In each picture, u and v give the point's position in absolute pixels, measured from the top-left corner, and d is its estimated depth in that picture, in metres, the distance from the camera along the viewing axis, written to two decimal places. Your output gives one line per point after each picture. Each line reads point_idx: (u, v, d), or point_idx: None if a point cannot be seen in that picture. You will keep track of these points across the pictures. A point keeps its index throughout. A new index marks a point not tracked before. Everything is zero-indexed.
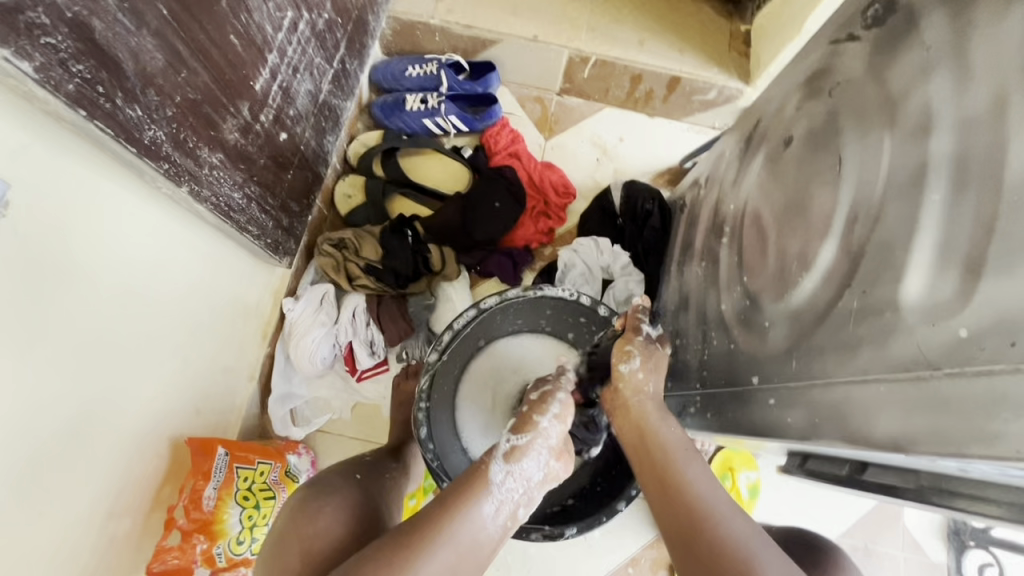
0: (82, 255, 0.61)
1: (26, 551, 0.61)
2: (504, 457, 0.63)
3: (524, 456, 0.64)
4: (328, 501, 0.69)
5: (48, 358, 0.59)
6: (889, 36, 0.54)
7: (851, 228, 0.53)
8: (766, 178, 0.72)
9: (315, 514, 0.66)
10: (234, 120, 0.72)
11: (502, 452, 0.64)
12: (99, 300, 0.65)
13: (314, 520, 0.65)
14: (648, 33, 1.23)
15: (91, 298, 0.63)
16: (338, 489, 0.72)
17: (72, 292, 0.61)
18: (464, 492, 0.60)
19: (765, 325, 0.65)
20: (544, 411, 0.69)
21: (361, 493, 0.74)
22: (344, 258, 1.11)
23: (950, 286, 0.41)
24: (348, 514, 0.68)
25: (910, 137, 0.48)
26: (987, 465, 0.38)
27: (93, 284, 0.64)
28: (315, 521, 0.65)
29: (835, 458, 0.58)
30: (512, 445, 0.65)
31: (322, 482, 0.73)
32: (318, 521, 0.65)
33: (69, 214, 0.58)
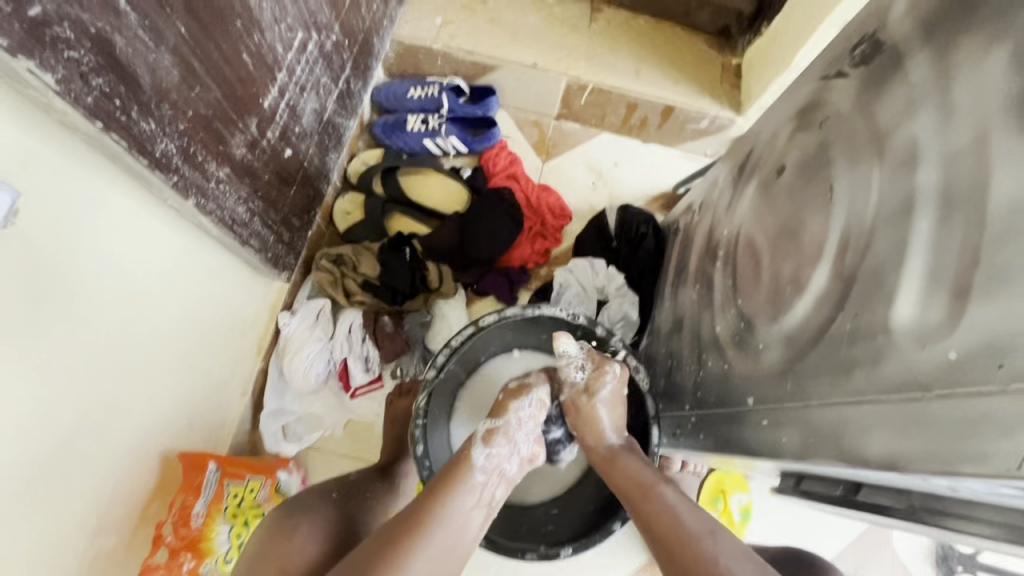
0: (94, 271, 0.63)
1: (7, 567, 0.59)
2: (483, 440, 0.69)
3: (499, 438, 0.69)
4: (308, 521, 0.69)
5: (46, 368, 0.59)
6: (877, 74, 0.57)
7: (843, 254, 0.55)
8: (759, 205, 0.75)
9: (291, 533, 0.66)
10: (241, 136, 0.74)
11: (482, 436, 0.69)
12: (94, 310, 0.64)
13: (292, 539, 0.65)
14: (642, 63, 1.28)
15: (88, 308, 0.63)
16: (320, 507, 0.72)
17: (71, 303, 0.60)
18: (448, 482, 0.64)
19: (759, 346, 0.66)
20: (521, 400, 0.74)
21: (346, 515, 0.73)
22: (342, 275, 1.12)
23: (939, 310, 0.43)
24: (324, 535, 0.68)
25: (898, 169, 0.50)
26: (977, 483, 0.39)
27: (91, 297, 0.63)
28: (291, 539, 0.65)
29: (829, 478, 0.59)
30: (488, 429, 0.70)
31: (305, 502, 0.72)
32: (294, 541, 0.65)
33: (73, 227, 0.58)
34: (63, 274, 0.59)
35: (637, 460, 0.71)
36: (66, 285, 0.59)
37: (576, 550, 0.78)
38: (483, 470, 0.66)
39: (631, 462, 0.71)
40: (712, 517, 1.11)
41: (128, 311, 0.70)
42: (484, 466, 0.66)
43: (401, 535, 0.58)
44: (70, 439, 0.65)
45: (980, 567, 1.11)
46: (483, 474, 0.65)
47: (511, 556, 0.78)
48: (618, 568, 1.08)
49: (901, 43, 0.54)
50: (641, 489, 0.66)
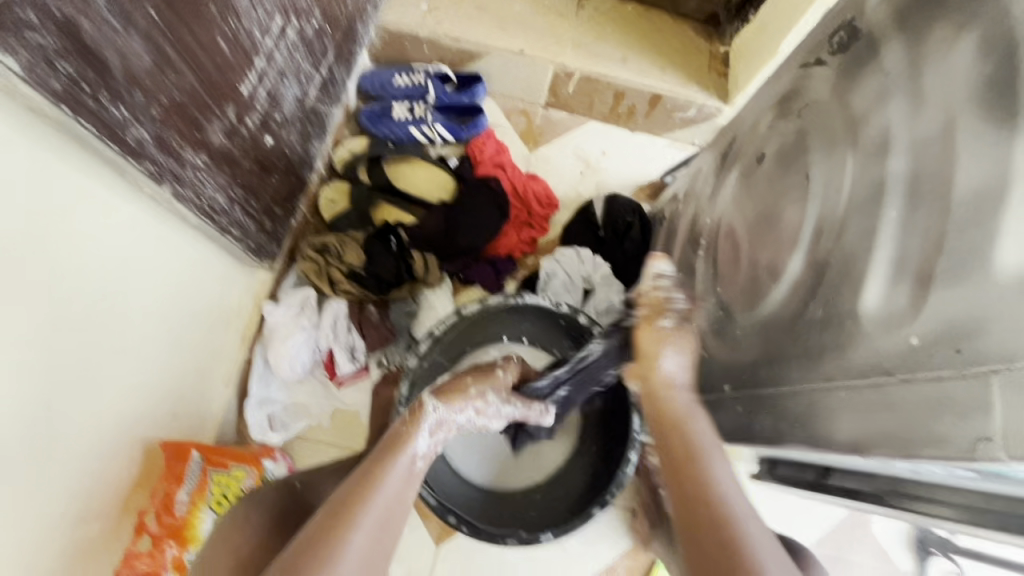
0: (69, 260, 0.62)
1: None
2: (428, 426, 0.68)
3: (446, 417, 0.69)
4: (258, 508, 0.69)
5: (23, 357, 0.59)
6: (853, 62, 0.57)
7: (817, 241, 0.55)
8: (740, 193, 0.75)
9: (242, 522, 0.67)
10: (219, 123, 0.73)
11: (431, 423, 0.68)
12: (69, 298, 0.63)
13: (240, 534, 0.66)
14: (630, 51, 1.27)
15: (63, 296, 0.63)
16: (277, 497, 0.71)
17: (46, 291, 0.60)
18: (383, 462, 0.64)
19: (737, 334, 0.67)
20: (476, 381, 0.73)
21: (308, 503, 0.73)
22: (327, 264, 1.11)
23: (904, 296, 0.43)
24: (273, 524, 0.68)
25: (870, 158, 0.51)
26: (936, 465, 0.40)
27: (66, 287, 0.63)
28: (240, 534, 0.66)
29: (800, 464, 0.60)
30: (437, 415, 0.69)
31: (265, 492, 0.72)
32: (243, 534, 0.66)
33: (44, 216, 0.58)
34: (40, 264, 0.58)
35: (716, 459, 0.62)
36: (44, 274, 0.59)
37: (557, 533, 0.80)
38: (423, 455, 0.66)
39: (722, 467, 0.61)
40: None
41: (107, 299, 0.69)
42: (423, 449, 0.66)
43: (335, 521, 0.57)
44: (49, 428, 0.65)
45: (952, 549, 1.12)
46: (422, 458, 0.66)
47: (494, 542, 0.80)
48: (602, 553, 1.10)
49: (877, 31, 0.54)
50: (687, 470, 0.61)
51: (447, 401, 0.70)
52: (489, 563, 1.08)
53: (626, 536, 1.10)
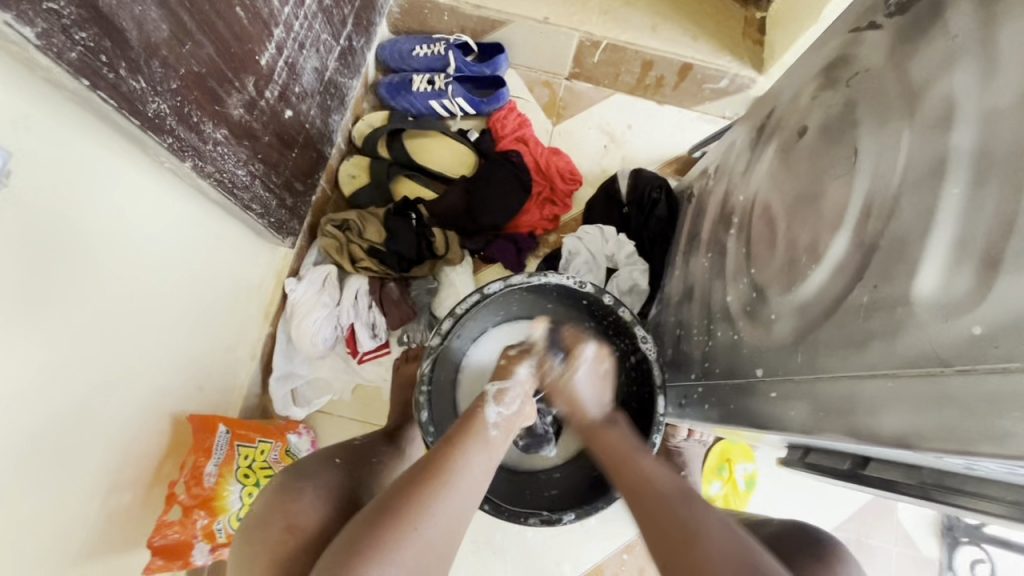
0: (93, 235, 0.62)
1: (25, 521, 0.61)
2: (494, 399, 0.71)
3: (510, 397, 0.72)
4: (309, 482, 0.70)
5: (53, 329, 0.60)
6: (913, 25, 0.52)
7: (865, 221, 0.52)
8: (778, 170, 0.72)
9: (297, 496, 0.68)
10: (238, 96, 0.71)
11: (492, 395, 0.71)
12: (95, 275, 0.64)
13: (294, 505, 0.67)
14: (660, 17, 1.21)
15: (91, 273, 0.63)
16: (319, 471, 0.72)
17: (71, 267, 0.60)
18: (462, 435, 0.66)
19: (772, 317, 0.65)
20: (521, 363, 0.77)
21: (348, 479, 0.74)
22: (348, 240, 1.10)
23: (966, 281, 0.40)
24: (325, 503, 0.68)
25: (929, 130, 0.47)
26: (992, 463, 0.37)
27: (92, 263, 0.63)
28: (292, 508, 0.66)
29: (836, 452, 0.57)
30: (498, 390, 0.72)
31: (308, 466, 0.73)
32: (295, 509, 0.66)
33: (69, 192, 0.57)
34: (64, 238, 0.58)
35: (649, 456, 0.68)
36: (67, 248, 0.59)
37: (580, 514, 0.77)
38: (497, 425, 0.68)
39: (656, 470, 0.65)
40: (716, 484, 1.12)
41: (131, 275, 0.70)
42: (497, 422, 0.69)
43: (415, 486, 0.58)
44: (80, 401, 0.66)
45: (985, 539, 1.10)
46: (497, 429, 0.68)
47: (513, 520, 0.77)
48: (621, 531, 1.10)
49: None
50: (626, 465, 0.67)
51: (502, 378, 0.74)
52: (508, 539, 1.10)
53: None
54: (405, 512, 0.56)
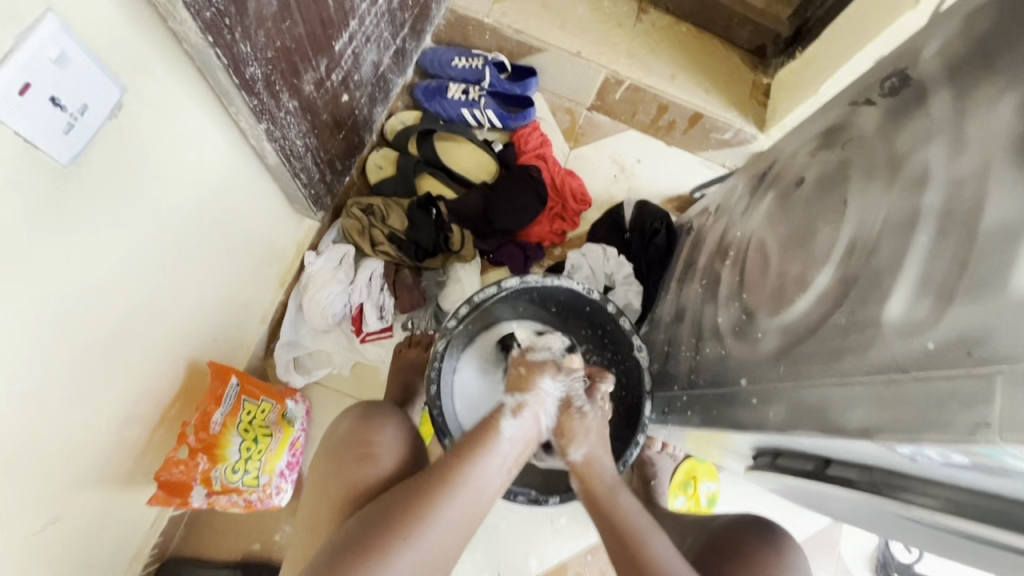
0: (160, 172, 0.67)
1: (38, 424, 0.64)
2: (511, 413, 0.72)
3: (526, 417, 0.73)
4: (389, 421, 0.78)
5: (109, 250, 0.64)
6: (900, 105, 0.63)
7: (849, 257, 0.62)
8: (775, 213, 0.82)
9: (375, 429, 0.76)
10: (312, 74, 0.78)
11: (512, 410, 0.73)
12: (151, 212, 0.68)
13: (376, 437, 0.75)
14: (679, 70, 1.33)
15: (147, 211, 0.67)
16: (392, 411, 0.80)
17: (135, 197, 0.65)
18: (476, 443, 0.69)
19: (758, 335, 0.74)
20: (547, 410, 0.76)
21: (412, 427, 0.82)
22: (370, 224, 1.17)
23: (925, 307, 0.50)
24: (402, 442, 0.76)
25: (907, 189, 0.57)
26: (933, 450, 0.45)
27: (150, 201, 0.67)
28: (374, 439, 0.74)
29: (804, 453, 0.66)
30: (518, 402, 0.74)
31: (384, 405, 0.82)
32: (377, 440, 0.74)
33: (152, 126, 0.63)
34: (156, 178, 0.67)
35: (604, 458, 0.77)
36: (161, 189, 0.68)
37: (563, 499, 0.84)
38: (511, 440, 0.71)
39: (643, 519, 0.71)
40: (681, 499, 1.19)
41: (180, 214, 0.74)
42: (511, 436, 0.71)
43: (417, 492, 0.64)
44: (119, 328, 0.71)
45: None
46: (502, 472, 0.69)
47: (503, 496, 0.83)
48: (587, 533, 1.16)
49: (926, 81, 0.60)
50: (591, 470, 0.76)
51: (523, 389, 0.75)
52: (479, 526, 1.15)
53: None
54: (414, 517, 0.62)
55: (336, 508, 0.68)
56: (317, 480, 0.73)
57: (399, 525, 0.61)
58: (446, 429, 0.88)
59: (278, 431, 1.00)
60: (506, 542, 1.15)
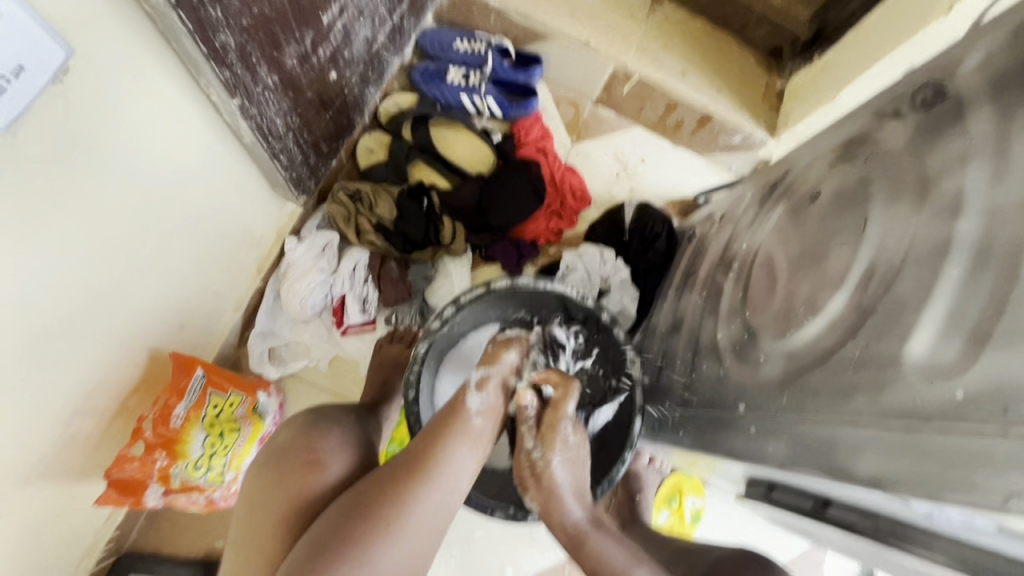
0: (116, 144, 0.61)
1: None
2: (477, 388, 0.75)
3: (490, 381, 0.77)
4: (337, 428, 0.72)
5: (52, 227, 0.58)
6: (934, 120, 0.57)
7: (866, 283, 0.57)
8: (785, 227, 0.76)
9: (320, 436, 0.70)
10: (296, 47, 0.73)
11: (478, 383, 0.75)
12: (106, 186, 0.63)
13: (320, 443, 0.68)
14: (691, 67, 1.25)
15: (99, 185, 0.62)
16: (342, 419, 0.75)
17: (84, 170, 0.59)
18: (449, 429, 0.68)
19: (760, 358, 0.69)
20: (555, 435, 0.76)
21: (363, 430, 0.76)
22: (357, 212, 1.11)
23: (954, 349, 0.45)
24: (350, 446, 0.70)
25: (937, 216, 0.52)
26: (956, 512, 0.42)
27: (104, 175, 0.62)
28: (319, 445, 0.68)
29: (801, 491, 0.62)
30: (483, 376, 0.76)
31: (326, 411, 0.75)
32: (320, 446, 0.68)
33: (107, 93, 0.57)
34: (110, 149, 0.61)
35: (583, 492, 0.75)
36: (115, 162, 0.62)
37: None
38: (480, 413, 0.72)
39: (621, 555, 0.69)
40: (664, 514, 1.15)
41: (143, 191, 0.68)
42: (479, 408, 0.72)
43: (392, 487, 0.61)
44: (68, 313, 0.65)
45: None
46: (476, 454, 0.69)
47: (478, 510, 0.80)
48: None
49: (967, 95, 0.55)
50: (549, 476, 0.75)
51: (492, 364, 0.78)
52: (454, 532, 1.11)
53: None
54: (384, 522, 0.59)
55: (282, 524, 0.62)
56: (258, 497, 0.66)
57: (380, 519, 0.59)
58: (423, 436, 0.84)
59: (247, 426, 0.95)
60: (482, 549, 1.11)
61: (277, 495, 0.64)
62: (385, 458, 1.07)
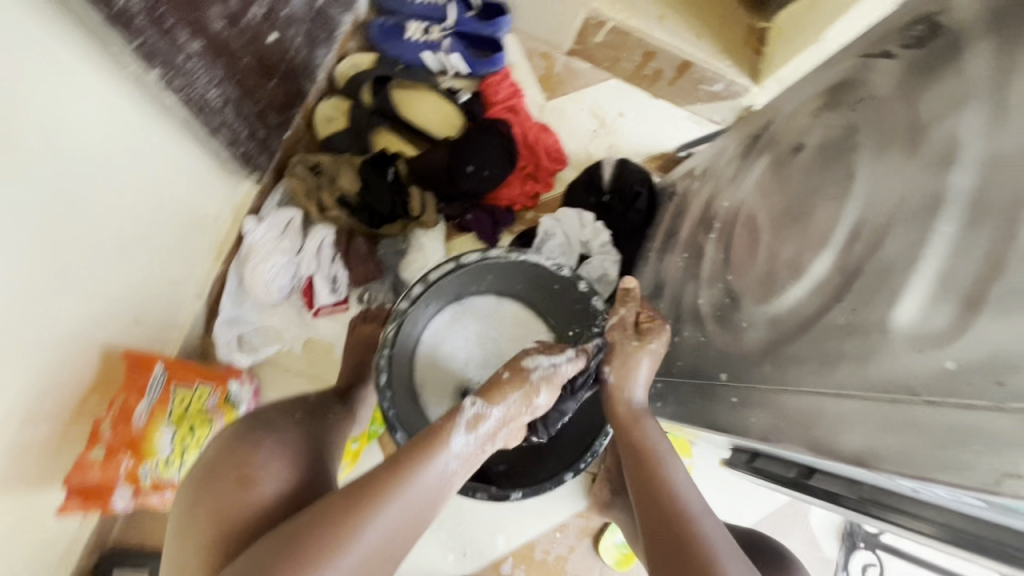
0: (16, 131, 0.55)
1: None
2: (467, 425, 0.62)
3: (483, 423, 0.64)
4: (271, 438, 0.67)
5: None
6: (927, 59, 0.52)
7: (851, 244, 0.53)
8: (768, 182, 0.71)
9: (252, 448, 0.65)
10: (220, 7, 0.70)
11: (468, 419, 0.63)
12: (15, 181, 0.57)
13: (252, 458, 0.63)
14: (668, 10, 1.20)
15: (7, 179, 0.56)
16: (279, 427, 0.70)
17: None
18: (411, 457, 0.59)
19: (742, 325, 0.66)
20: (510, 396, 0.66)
21: (308, 433, 0.71)
22: (318, 186, 1.05)
23: (945, 316, 0.42)
24: (286, 458, 0.65)
25: (928, 167, 0.47)
26: (945, 489, 0.41)
27: (11, 168, 0.56)
28: (250, 462, 0.63)
29: (786, 461, 0.61)
30: (477, 412, 0.63)
31: (266, 418, 0.70)
32: (252, 461, 0.63)
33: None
34: (14, 140, 0.55)
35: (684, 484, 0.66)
36: (23, 154, 0.57)
37: (526, 494, 0.79)
38: (459, 456, 0.61)
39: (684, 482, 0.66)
40: None
41: (59, 181, 0.62)
42: (460, 451, 0.62)
43: (336, 513, 0.53)
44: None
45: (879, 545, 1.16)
46: (457, 460, 0.61)
47: (461, 493, 0.78)
48: (558, 511, 1.13)
49: (963, 28, 0.49)
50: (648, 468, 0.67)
51: (488, 399, 0.65)
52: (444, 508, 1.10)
53: (583, 499, 1.13)
54: (323, 544, 0.51)
55: (208, 547, 0.57)
56: (177, 520, 0.61)
57: (319, 550, 0.51)
58: (399, 422, 0.81)
59: (219, 418, 0.92)
60: (474, 521, 1.11)
61: (201, 518, 0.59)
62: (369, 438, 1.05)
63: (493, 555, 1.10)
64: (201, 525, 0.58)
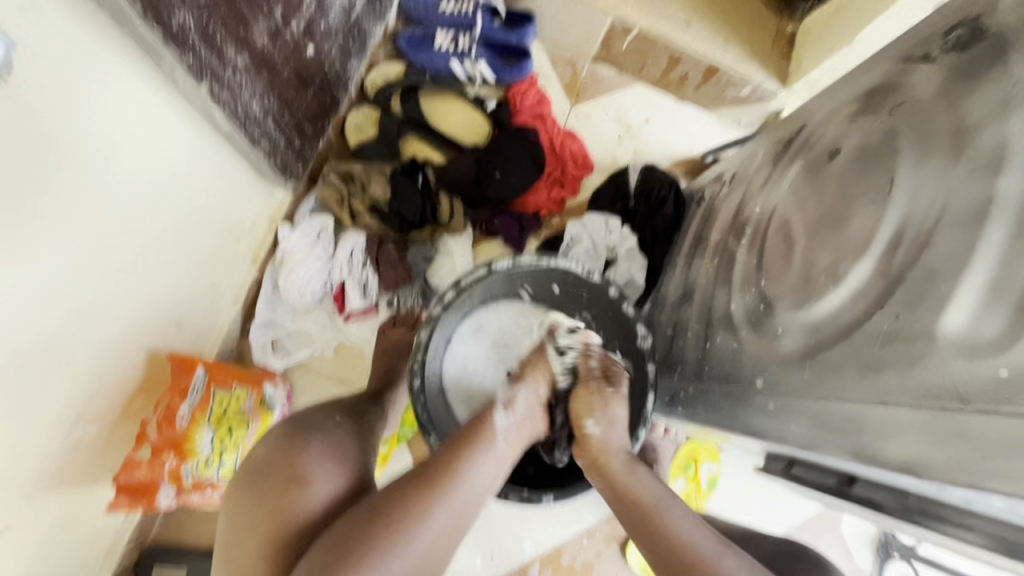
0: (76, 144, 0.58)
1: None
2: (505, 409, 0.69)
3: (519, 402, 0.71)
4: (317, 437, 0.68)
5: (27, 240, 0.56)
6: (971, 62, 0.51)
7: (893, 250, 0.53)
8: (802, 188, 0.70)
9: (299, 448, 0.66)
10: (264, 23, 0.73)
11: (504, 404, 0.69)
12: (72, 192, 0.59)
13: (298, 455, 0.65)
14: (695, 14, 1.18)
15: (66, 189, 0.59)
16: (324, 427, 0.71)
17: (49, 176, 0.56)
18: (471, 444, 0.63)
19: (777, 331, 0.65)
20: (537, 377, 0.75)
21: (349, 433, 0.73)
22: (349, 193, 1.08)
23: (997, 324, 0.41)
24: (333, 455, 0.67)
25: (975, 173, 0.47)
26: (998, 499, 0.40)
27: (71, 179, 0.59)
28: (298, 459, 0.65)
29: (824, 468, 0.60)
30: (513, 399, 0.70)
31: (309, 419, 0.72)
32: (300, 459, 0.65)
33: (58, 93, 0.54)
34: (72, 150, 0.58)
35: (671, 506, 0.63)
36: (80, 164, 0.59)
37: (558, 498, 0.79)
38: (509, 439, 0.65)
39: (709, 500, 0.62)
40: (680, 482, 1.14)
41: (114, 191, 0.65)
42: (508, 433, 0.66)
43: (407, 496, 0.56)
44: (53, 324, 0.63)
45: (916, 557, 1.14)
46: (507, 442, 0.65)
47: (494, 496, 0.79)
48: (585, 516, 1.13)
49: (1009, 32, 0.48)
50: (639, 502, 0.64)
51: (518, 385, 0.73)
52: None
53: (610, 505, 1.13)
54: (398, 528, 0.54)
55: (264, 545, 0.59)
56: (227, 520, 0.63)
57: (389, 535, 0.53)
58: (432, 426, 0.82)
59: (256, 419, 0.94)
60: (502, 525, 1.11)
61: (255, 519, 0.61)
62: (398, 441, 1.07)
63: (519, 560, 1.11)
64: (256, 526, 0.60)
